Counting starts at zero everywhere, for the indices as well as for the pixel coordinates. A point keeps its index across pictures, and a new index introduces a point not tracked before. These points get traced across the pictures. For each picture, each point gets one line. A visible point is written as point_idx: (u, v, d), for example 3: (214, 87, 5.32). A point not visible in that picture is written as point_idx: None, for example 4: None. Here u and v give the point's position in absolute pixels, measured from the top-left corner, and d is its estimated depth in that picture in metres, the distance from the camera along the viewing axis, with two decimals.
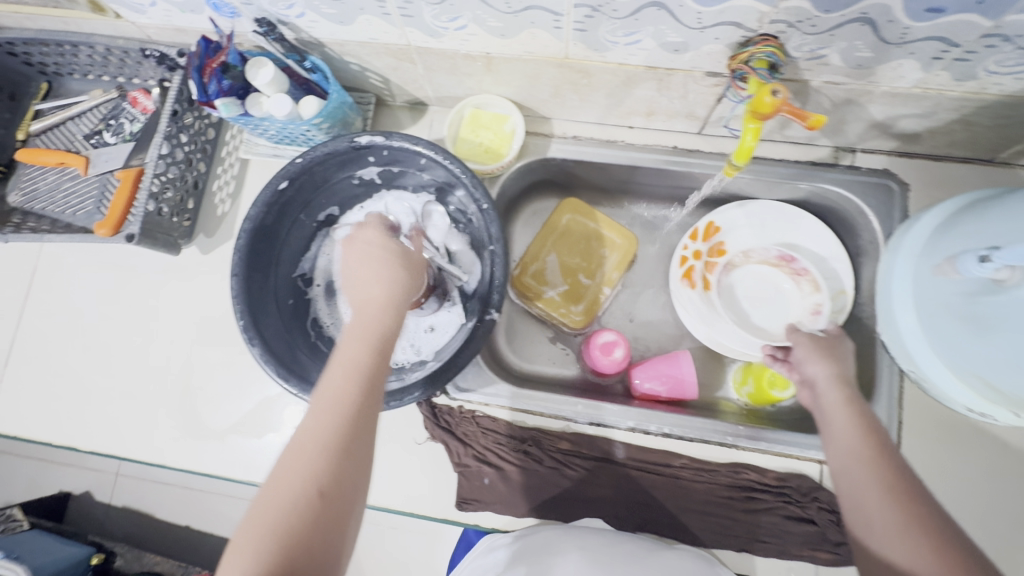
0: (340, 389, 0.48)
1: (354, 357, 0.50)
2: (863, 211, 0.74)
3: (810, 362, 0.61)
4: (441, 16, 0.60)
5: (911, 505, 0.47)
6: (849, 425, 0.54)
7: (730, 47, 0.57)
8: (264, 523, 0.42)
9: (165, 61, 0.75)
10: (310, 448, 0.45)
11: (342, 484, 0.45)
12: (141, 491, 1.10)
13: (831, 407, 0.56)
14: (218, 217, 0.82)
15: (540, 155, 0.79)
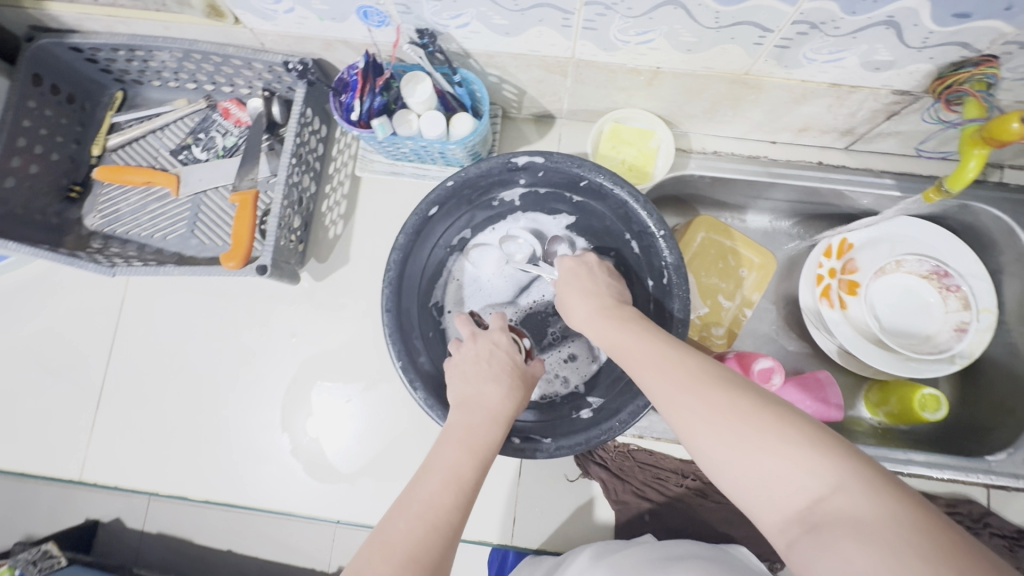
0: (439, 496, 0.43)
1: (453, 462, 0.46)
2: (1011, 229, 0.73)
3: None
4: (629, 30, 0.55)
5: (750, 426, 0.37)
6: (644, 357, 0.46)
7: (942, 68, 0.54)
8: None
9: (306, 75, 0.66)
10: (392, 550, 0.39)
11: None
12: (186, 516, 0.73)
13: (615, 343, 0.50)
14: (331, 240, 0.76)
15: (679, 173, 0.75)
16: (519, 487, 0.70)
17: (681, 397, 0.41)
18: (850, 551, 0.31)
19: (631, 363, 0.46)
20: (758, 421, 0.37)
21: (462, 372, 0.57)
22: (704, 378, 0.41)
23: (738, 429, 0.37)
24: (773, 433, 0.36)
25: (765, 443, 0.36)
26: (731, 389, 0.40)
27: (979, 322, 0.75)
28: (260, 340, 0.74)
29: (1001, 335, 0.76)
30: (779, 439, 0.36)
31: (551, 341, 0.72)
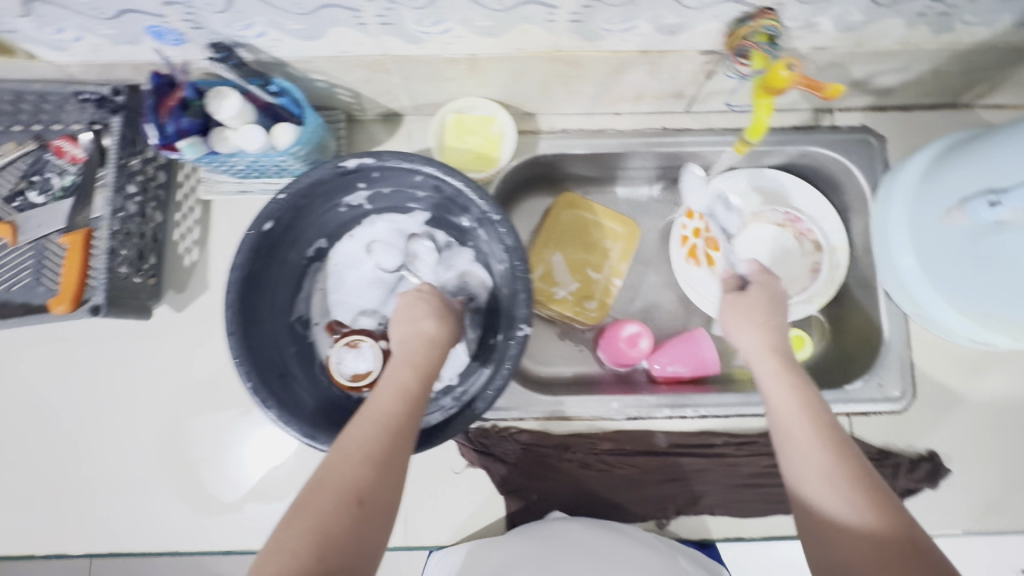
0: (386, 404, 0.50)
1: (390, 405, 0.51)
2: (847, 168, 0.77)
3: (742, 328, 0.61)
4: (424, 21, 0.55)
5: (841, 477, 0.46)
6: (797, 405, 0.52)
7: (728, 24, 0.56)
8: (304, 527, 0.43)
9: (106, 104, 0.64)
10: (355, 456, 0.47)
11: (369, 527, 0.45)
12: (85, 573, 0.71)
13: (770, 381, 0.55)
14: (187, 268, 0.74)
15: (531, 154, 0.76)
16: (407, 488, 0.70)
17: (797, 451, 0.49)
18: None
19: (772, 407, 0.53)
20: (851, 473, 0.47)
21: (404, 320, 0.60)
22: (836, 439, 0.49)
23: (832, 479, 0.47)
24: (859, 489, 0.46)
25: (854, 498, 0.45)
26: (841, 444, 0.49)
27: (832, 262, 0.78)
28: (125, 382, 0.72)
29: (854, 270, 0.80)
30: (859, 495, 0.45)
31: None
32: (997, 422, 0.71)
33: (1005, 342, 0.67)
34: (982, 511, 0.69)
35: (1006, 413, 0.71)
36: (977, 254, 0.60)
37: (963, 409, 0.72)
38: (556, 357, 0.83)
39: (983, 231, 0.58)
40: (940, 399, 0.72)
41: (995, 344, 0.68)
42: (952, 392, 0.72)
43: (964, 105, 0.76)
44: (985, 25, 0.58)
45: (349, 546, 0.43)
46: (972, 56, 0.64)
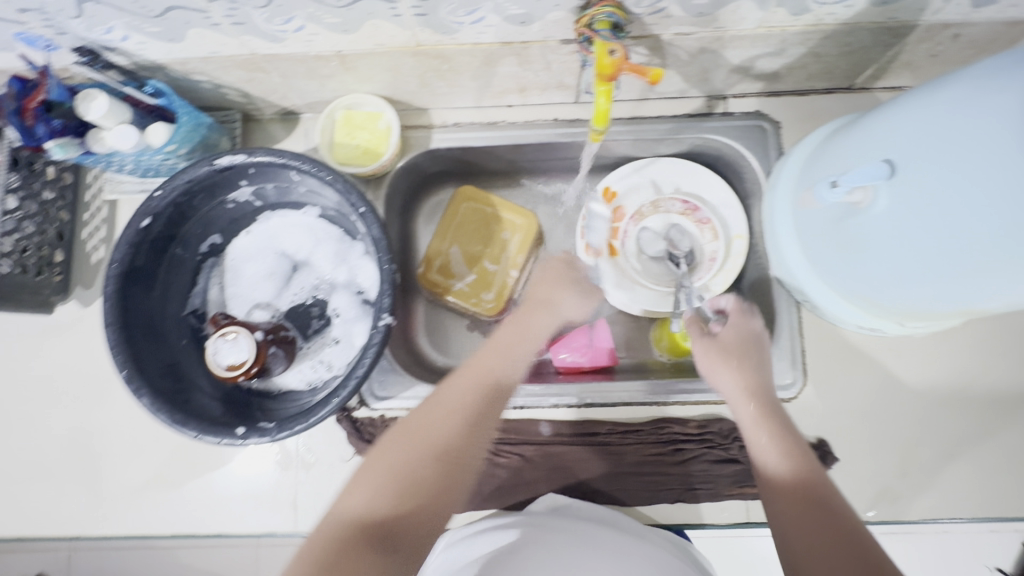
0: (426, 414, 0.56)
1: (460, 398, 0.56)
2: (743, 155, 0.76)
3: (719, 373, 0.61)
4: (273, 19, 0.56)
5: (801, 495, 0.50)
6: (769, 436, 0.55)
7: (573, 12, 0.56)
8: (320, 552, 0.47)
9: None
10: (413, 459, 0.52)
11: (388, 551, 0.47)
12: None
13: (746, 423, 0.57)
14: (94, 265, 0.77)
15: (424, 148, 0.77)
16: (297, 476, 0.71)
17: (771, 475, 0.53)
18: None
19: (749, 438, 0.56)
20: (808, 489, 0.51)
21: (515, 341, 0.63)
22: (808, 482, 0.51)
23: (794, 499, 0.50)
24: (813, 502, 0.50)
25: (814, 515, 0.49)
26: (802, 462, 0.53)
27: (732, 249, 0.78)
28: (35, 373, 0.75)
29: (754, 258, 0.79)
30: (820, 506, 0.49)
31: (314, 331, 0.74)
32: (888, 408, 0.70)
33: (892, 327, 0.67)
34: (874, 501, 0.68)
35: (897, 400, 0.70)
36: (844, 238, 0.59)
37: (856, 395, 0.71)
38: (460, 349, 0.83)
39: (842, 214, 0.58)
40: (832, 386, 0.71)
41: (882, 329, 0.67)
42: (843, 381, 0.71)
43: (861, 88, 0.75)
44: (841, 5, 0.57)
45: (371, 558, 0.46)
46: (844, 37, 0.63)
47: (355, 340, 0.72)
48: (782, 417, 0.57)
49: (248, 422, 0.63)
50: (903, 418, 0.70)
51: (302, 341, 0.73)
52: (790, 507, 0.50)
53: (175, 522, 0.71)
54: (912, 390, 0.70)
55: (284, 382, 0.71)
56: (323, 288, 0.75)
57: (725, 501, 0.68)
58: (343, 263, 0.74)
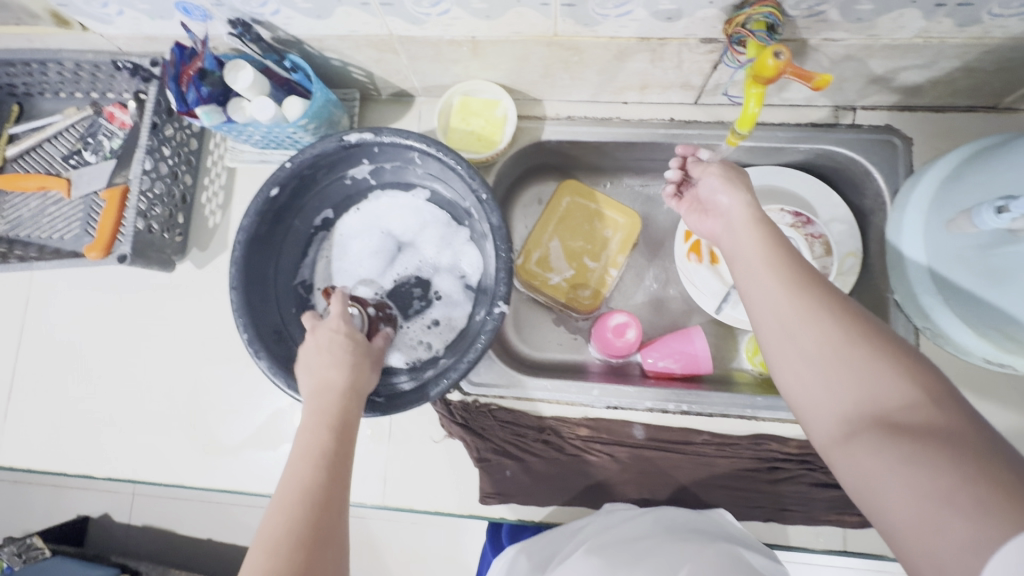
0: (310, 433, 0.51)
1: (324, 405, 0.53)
2: (868, 170, 0.73)
3: (739, 232, 0.55)
4: (422, 2, 0.57)
5: (838, 334, 0.44)
6: (776, 288, 0.49)
7: (726, 11, 0.55)
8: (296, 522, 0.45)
9: (139, 71, 0.72)
10: (299, 462, 0.49)
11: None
12: None
13: (756, 280, 0.51)
14: (210, 230, 0.80)
15: (534, 139, 0.77)
16: (388, 451, 0.73)
17: (799, 327, 0.47)
18: (935, 467, 0.36)
19: (755, 282, 0.51)
20: (846, 329, 0.44)
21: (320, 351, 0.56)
22: (834, 335, 0.44)
23: (824, 329, 0.45)
24: (855, 336, 0.44)
25: (859, 350, 0.43)
26: (821, 289, 0.48)
27: (844, 266, 0.75)
28: (152, 327, 0.79)
29: (868, 278, 0.75)
30: (853, 340, 0.44)
31: (414, 311, 0.74)
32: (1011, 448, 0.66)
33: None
34: None
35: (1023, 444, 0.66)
36: (993, 266, 0.56)
37: None
38: (546, 343, 0.83)
39: (995, 241, 0.55)
40: None
41: (1013, 367, 0.63)
42: None
43: (1007, 108, 0.70)
44: (1018, 18, 0.53)
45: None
46: (1008, 53, 0.59)
47: (455, 323, 0.73)
48: (795, 257, 0.51)
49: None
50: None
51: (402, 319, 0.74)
52: (824, 347, 0.45)
53: (268, 484, 0.73)
54: None
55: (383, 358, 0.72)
56: (425, 270, 0.76)
57: (820, 526, 0.66)
58: (448, 247, 0.75)
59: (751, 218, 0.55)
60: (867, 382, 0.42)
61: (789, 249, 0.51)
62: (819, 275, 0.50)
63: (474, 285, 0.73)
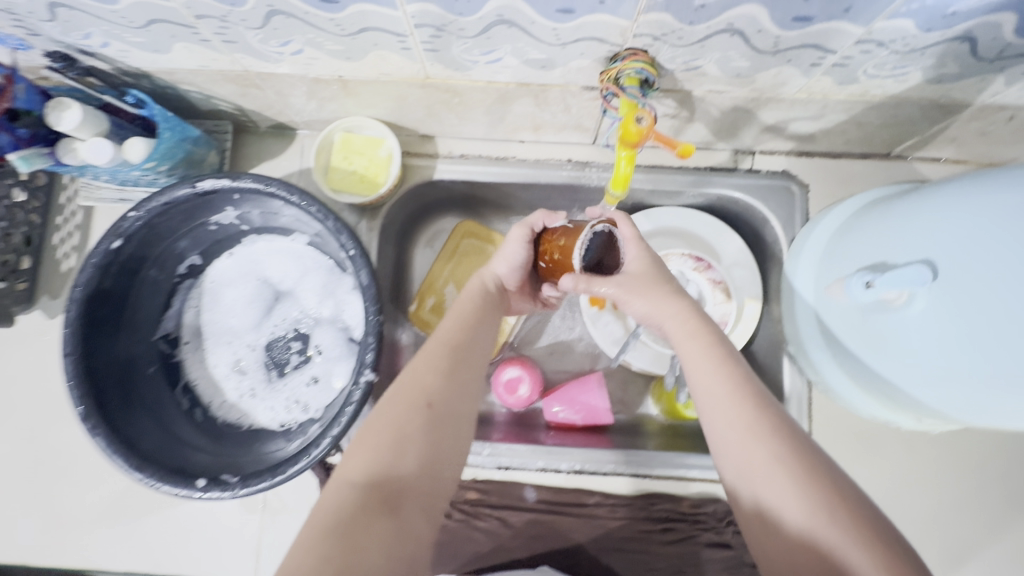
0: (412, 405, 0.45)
1: (423, 375, 0.48)
2: (766, 217, 0.71)
3: (685, 347, 0.50)
4: (269, 41, 0.51)
5: (803, 488, 0.39)
6: (732, 433, 0.43)
7: (600, 62, 0.51)
8: (338, 512, 0.39)
9: None
10: (380, 428, 0.44)
11: (443, 428, 0.46)
12: None
13: (713, 414, 0.45)
14: (64, 275, 0.71)
15: (426, 180, 0.72)
16: (262, 521, 0.67)
17: (760, 480, 0.41)
18: None
19: (717, 420, 0.45)
20: (813, 494, 0.39)
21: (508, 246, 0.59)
22: (804, 499, 0.39)
23: (787, 487, 0.40)
24: (824, 493, 0.39)
25: (825, 520, 0.38)
26: (788, 434, 0.42)
27: (744, 313, 0.73)
28: None
29: (767, 324, 0.74)
30: (822, 509, 0.38)
31: (292, 367, 0.69)
32: (901, 499, 0.66)
33: (908, 421, 0.62)
34: None
35: (909, 498, 0.66)
36: (871, 332, 0.54)
37: (865, 483, 0.66)
38: None
39: (870, 308, 0.53)
40: None
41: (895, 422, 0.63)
42: (852, 469, 0.67)
43: (899, 156, 0.70)
44: (893, 80, 0.52)
45: (390, 509, 0.40)
46: (891, 109, 0.58)
47: (337, 383, 0.67)
48: (757, 393, 0.45)
49: (212, 470, 0.58)
50: (912, 513, 0.65)
51: (279, 376, 0.69)
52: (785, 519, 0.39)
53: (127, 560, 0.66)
54: (925, 484, 0.66)
55: (256, 419, 0.67)
56: (305, 322, 0.70)
57: None
58: (331, 298, 0.70)
59: (689, 327, 0.51)
60: (826, 537, 0.37)
61: (753, 381, 0.46)
62: (778, 410, 0.44)
63: (358, 340, 0.68)
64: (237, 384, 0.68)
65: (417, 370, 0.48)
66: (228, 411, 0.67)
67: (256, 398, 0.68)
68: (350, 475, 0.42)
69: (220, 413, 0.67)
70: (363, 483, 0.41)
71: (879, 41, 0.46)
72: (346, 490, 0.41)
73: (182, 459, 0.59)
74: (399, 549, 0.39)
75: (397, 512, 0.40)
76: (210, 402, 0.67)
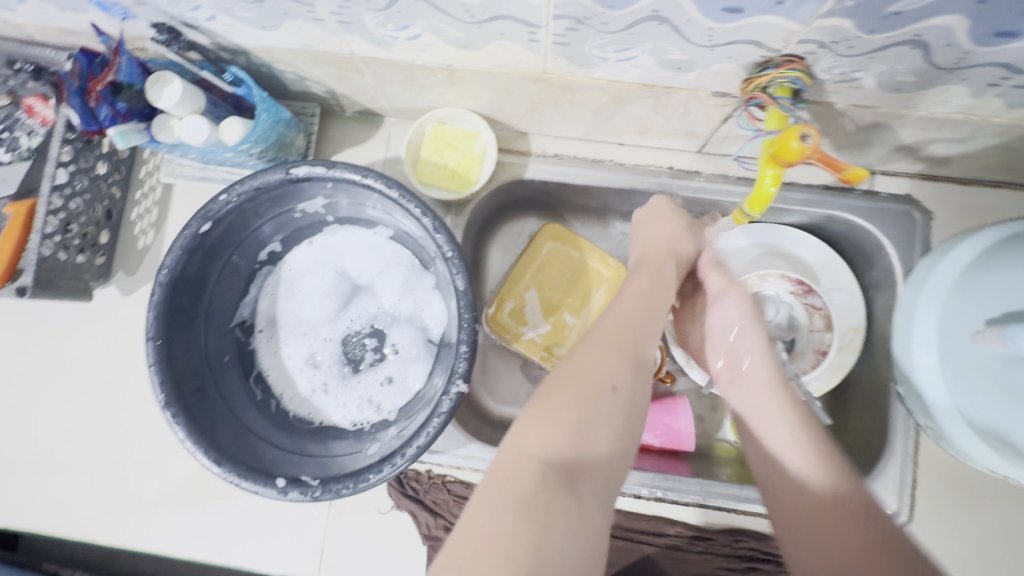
0: (599, 367, 0.45)
1: (601, 359, 0.46)
2: (881, 243, 0.65)
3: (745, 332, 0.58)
4: (387, 24, 0.47)
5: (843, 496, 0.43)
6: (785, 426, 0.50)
7: (746, 68, 0.46)
8: (503, 497, 0.36)
9: (43, 76, 0.63)
10: (550, 409, 0.42)
11: (625, 416, 0.44)
12: None
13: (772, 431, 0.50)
14: (140, 251, 0.70)
15: (515, 178, 0.68)
16: (327, 520, 0.65)
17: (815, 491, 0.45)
18: None
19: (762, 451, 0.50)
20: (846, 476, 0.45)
21: (658, 216, 0.61)
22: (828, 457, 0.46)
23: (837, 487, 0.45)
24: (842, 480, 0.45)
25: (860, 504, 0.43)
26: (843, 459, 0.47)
27: (844, 344, 0.68)
28: (63, 360, 0.69)
29: (868, 358, 0.69)
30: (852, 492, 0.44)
31: (367, 364, 0.66)
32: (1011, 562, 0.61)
33: None
34: None
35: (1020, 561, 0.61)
36: None
37: (973, 543, 0.62)
38: (517, 397, 0.73)
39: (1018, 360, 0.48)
40: (945, 529, 0.62)
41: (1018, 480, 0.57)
42: (957, 524, 0.62)
43: None
44: None
45: (570, 487, 0.38)
46: None
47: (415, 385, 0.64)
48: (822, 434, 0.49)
49: (293, 470, 0.56)
50: None
51: (355, 372, 0.67)
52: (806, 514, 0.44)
53: (192, 547, 0.66)
54: None
55: (327, 416, 0.65)
56: (383, 319, 0.68)
57: None
58: (411, 294, 0.66)
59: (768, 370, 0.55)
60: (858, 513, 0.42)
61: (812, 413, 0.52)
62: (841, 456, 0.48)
63: (437, 339, 0.65)
64: (310, 377, 0.66)
65: (589, 357, 0.46)
66: (302, 407, 0.65)
67: (330, 394, 0.66)
68: (527, 448, 0.40)
69: (293, 407, 0.65)
70: (546, 460, 0.39)
71: None
72: (557, 480, 0.38)
73: (258, 454, 0.57)
74: (579, 536, 0.36)
75: (578, 493, 0.38)
76: (281, 394, 0.65)
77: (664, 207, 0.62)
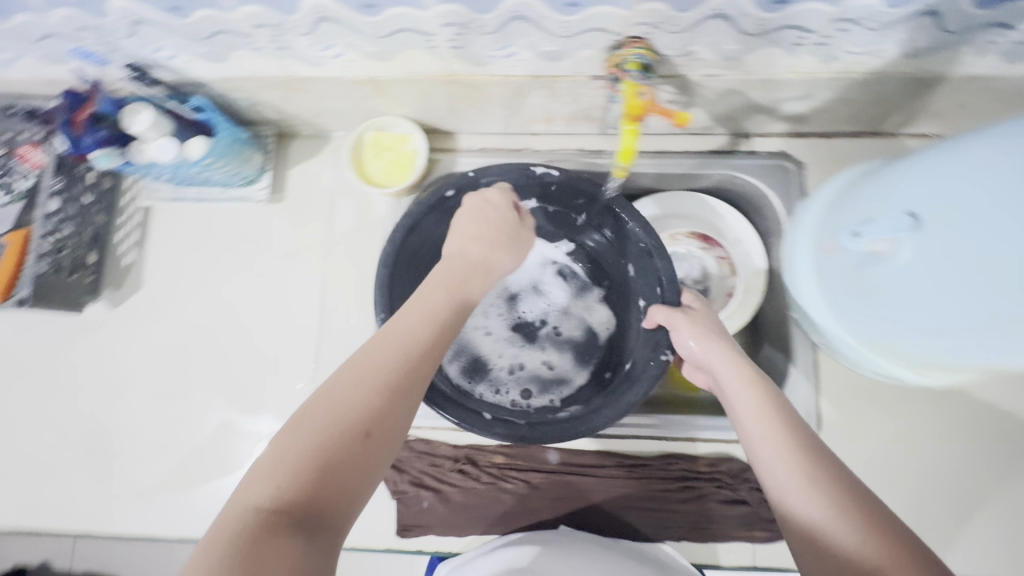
0: (356, 401, 0.44)
1: (364, 382, 0.45)
2: (764, 193, 0.77)
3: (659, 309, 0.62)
4: (315, 46, 0.59)
5: (812, 474, 0.46)
6: (766, 427, 0.50)
7: (604, 51, 0.58)
8: (230, 535, 0.37)
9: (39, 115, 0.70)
10: (294, 449, 0.41)
11: (374, 450, 0.44)
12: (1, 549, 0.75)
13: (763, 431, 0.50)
14: (124, 268, 0.79)
15: (448, 172, 0.79)
16: None
17: (795, 499, 0.45)
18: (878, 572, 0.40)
19: (776, 477, 0.47)
20: (824, 488, 0.45)
21: (478, 217, 0.61)
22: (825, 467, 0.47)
23: (810, 490, 0.45)
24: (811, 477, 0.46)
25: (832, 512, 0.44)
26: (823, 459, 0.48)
27: (750, 287, 0.77)
28: (60, 370, 0.77)
29: (772, 295, 0.79)
30: (838, 508, 0.44)
31: (462, 350, 0.74)
32: (902, 455, 0.70)
33: (910, 377, 0.66)
34: None
35: (909, 452, 0.70)
36: (868, 284, 0.58)
37: (871, 441, 0.71)
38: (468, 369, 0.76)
39: (863, 262, 0.58)
40: (846, 432, 0.71)
41: (899, 376, 0.67)
42: (856, 428, 0.71)
43: (887, 133, 0.75)
44: (871, 56, 0.57)
45: (305, 530, 0.38)
46: (873, 86, 0.64)
47: (574, 379, 0.74)
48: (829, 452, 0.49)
49: (479, 407, 0.62)
50: (912, 468, 0.70)
51: (521, 344, 0.76)
52: (789, 468, 0.47)
53: (184, 526, 0.73)
54: (926, 438, 0.71)
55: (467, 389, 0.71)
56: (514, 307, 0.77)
57: (729, 542, 0.68)
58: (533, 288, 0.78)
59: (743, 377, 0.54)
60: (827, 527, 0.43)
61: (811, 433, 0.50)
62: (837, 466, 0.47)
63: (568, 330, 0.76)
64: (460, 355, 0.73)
65: (343, 391, 0.45)
66: (462, 340, 0.74)
67: (489, 338, 0.76)
68: (256, 500, 0.39)
69: (455, 342, 0.74)
70: (273, 507, 0.39)
71: (852, 19, 0.52)
72: (290, 531, 0.38)
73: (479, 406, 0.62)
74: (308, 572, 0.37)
75: (310, 533, 0.38)
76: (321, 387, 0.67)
77: (479, 207, 0.61)
